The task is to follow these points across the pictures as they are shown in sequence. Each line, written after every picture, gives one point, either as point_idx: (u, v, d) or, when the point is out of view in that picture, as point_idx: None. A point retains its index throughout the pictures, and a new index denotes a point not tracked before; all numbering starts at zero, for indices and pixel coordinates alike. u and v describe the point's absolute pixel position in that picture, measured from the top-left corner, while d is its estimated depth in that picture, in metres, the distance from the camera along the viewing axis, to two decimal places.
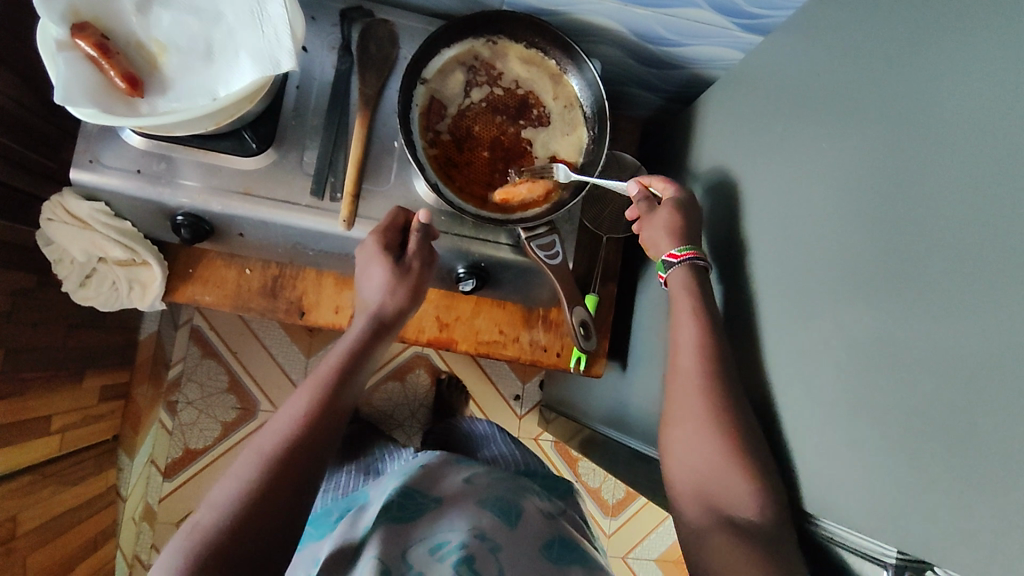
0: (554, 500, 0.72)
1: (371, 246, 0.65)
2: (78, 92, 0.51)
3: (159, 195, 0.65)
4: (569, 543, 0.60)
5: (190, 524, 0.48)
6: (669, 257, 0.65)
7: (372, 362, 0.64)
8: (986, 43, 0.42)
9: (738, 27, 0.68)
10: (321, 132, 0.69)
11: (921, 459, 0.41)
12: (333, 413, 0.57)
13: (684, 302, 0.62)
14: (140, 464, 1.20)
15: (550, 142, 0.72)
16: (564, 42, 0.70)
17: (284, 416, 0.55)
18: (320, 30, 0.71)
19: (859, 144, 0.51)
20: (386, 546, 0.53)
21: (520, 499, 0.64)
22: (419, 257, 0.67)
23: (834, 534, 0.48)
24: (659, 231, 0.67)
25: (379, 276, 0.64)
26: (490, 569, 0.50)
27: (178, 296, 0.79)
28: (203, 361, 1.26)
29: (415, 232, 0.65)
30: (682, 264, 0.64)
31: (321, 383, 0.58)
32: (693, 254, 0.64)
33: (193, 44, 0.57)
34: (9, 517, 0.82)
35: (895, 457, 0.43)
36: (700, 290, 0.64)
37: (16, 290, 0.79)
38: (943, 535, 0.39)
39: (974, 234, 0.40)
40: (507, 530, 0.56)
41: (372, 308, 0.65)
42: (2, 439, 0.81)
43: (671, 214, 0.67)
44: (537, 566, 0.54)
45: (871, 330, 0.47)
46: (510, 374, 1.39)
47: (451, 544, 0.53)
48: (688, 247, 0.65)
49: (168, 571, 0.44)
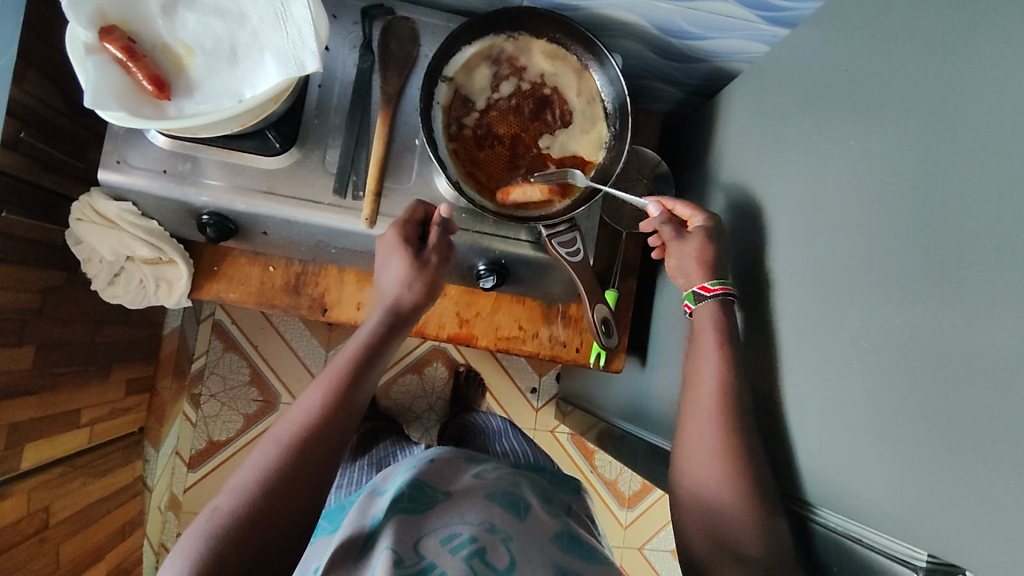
0: (559, 493, 0.73)
1: (391, 238, 0.65)
2: (108, 96, 0.52)
3: (185, 195, 0.66)
4: (576, 536, 0.60)
5: (208, 509, 0.49)
6: (700, 290, 0.65)
7: (388, 356, 0.63)
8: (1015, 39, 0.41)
9: (763, 20, 0.67)
10: (343, 131, 0.69)
11: (935, 462, 0.42)
12: (350, 406, 0.56)
13: (710, 329, 0.63)
14: (165, 455, 1.22)
15: (569, 143, 0.72)
16: (586, 38, 0.70)
17: (302, 406, 0.55)
18: (341, 28, 0.71)
19: (884, 142, 0.51)
20: (399, 536, 0.53)
21: (525, 493, 0.64)
22: (437, 252, 0.66)
23: (856, 532, 0.48)
24: (689, 262, 0.67)
25: (398, 269, 0.64)
26: (502, 559, 0.50)
27: (204, 294, 0.80)
28: (225, 355, 1.27)
29: (433, 226, 0.66)
30: (713, 299, 0.64)
31: (340, 376, 0.58)
32: (725, 288, 0.64)
33: (217, 45, 0.57)
34: (43, 507, 0.85)
35: (913, 459, 0.43)
36: (725, 310, 0.64)
37: (46, 287, 0.80)
38: (961, 539, 0.39)
39: (1006, 232, 0.39)
40: (518, 522, 0.57)
41: (389, 300, 0.64)
42: (37, 431, 0.83)
43: (701, 245, 0.66)
44: (550, 553, 0.54)
45: (898, 331, 0.46)
46: (527, 367, 1.40)
47: (462, 537, 0.53)
48: (719, 281, 0.65)
49: (188, 556, 0.45)
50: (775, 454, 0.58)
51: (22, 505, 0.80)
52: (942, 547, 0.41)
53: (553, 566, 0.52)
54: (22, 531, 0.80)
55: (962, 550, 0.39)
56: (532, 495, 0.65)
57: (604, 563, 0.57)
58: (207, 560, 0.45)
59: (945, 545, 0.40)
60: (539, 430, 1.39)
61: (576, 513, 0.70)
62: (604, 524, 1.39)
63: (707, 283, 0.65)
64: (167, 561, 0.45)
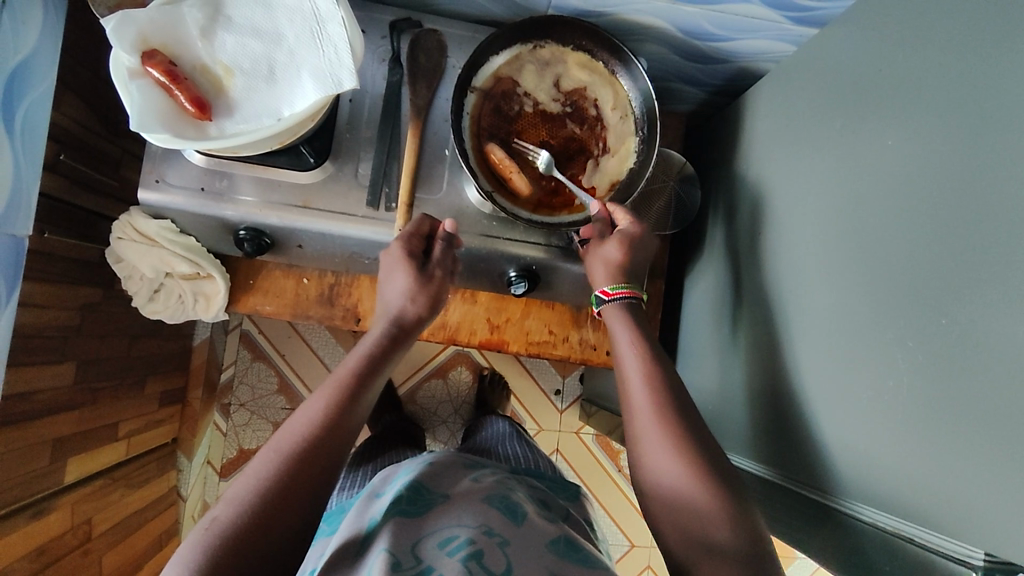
0: (558, 500, 0.72)
1: (396, 251, 0.65)
2: (152, 120, 0.53)
3: (222, 212, 0.67)
4: (575, 542, 0.57)
5: (207, 518, 0.47)
6: (601, 294, 0.67)
7: (389, 368, 0.62)
8: None
9: (789, 20, 0.68)
10: (374, 143, 0.71)
11: (983, 461, 0.41)
12: (352, 417, 0.55)
13: (623, 333, 0.64)
14: (197, 465, 1.24)
15: (598, 170, 0.72)
16: (614, 45, 0.71)
17: (303, 415, 0.54)
18: (371, 43, 0.72)
19: (916, 138, 0.50)
20: (396, 539, 0.52)
21: (520, 499, 0.63)
22: (442, 266, 0.66)
23: (908, 532, 0.47)
24: (598, 265, 0.68)
25: (402, 283, 0.64)
26: (498, 562, 0.49)
27: (240, 306, 0.81)
28: (253, 364, 1.28)
29: (439, 241, 0.66)
30: (613, 302, 0.66)
31: (341, 386, 0.56)
32: (625, 292, 0.66)
33: (256, 64, 0.58)
34: (85, 520, 0.87)
35: (959, 461, 0.43)
36: (635, 313, 0.66)
37: (85, 304, 0.82)
38: (1013, 537, 0.39)
39: None
40: (514, 526, 0.55)
41: (391, 312, 0.64)
42: (78, 446, 0.85)
43: (619, 250, 0.67)
44: (546, 559, 0.52)
45: (941, 329, 0.46)
46: (550, 369, 1.41)
47: (458, 539, 0.52)
48: (621, 285, 0.66)
49: (185, 565, 0.43)
50: (810, 454, 0.58)
51: (67, 518, 0.82)
52: (995, 546, 0.40)
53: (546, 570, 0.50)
54: (68, 543, 0.82)
55: (1014, 549, 0.39)
56: (528, 501, 0.64)
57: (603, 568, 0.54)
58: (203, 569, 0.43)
59: (997, 543, 0.40)
60: (564, 432, 1.40)
61: (574, 520, 0.69)
62: (631, 525, 1.39)
63: (609, 287, 0.67)
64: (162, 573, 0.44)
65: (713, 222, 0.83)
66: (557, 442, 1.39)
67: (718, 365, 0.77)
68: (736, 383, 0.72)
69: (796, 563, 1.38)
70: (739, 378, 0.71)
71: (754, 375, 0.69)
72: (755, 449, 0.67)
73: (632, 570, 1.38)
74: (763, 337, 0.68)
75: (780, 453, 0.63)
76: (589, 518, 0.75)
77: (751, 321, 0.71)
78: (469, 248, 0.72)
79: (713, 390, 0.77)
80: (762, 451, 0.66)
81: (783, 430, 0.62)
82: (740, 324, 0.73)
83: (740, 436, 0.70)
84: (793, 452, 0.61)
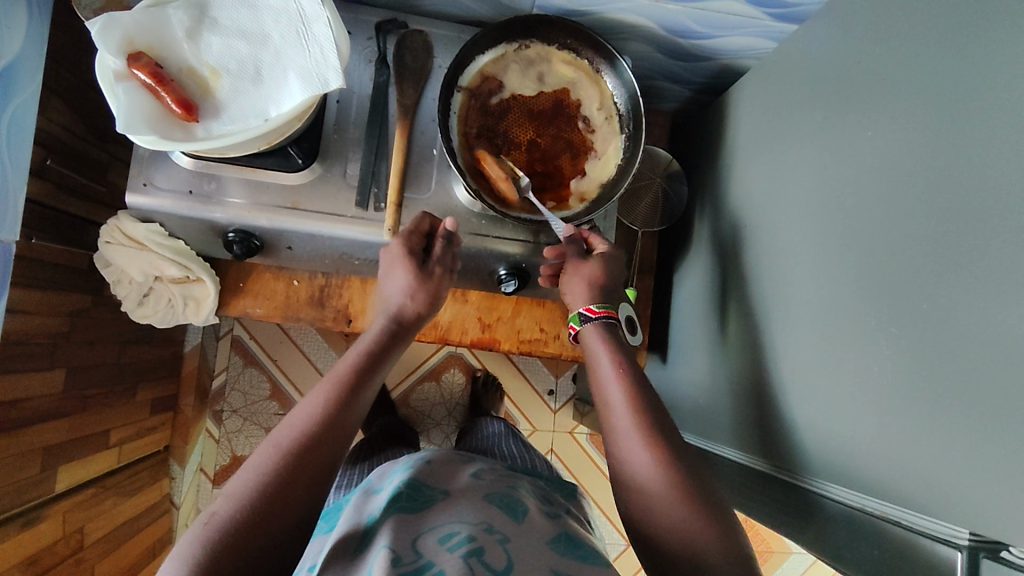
0: (556, 496, 0.72)
1: (396, 249, 0.65)
2: (138, 121, 0.53)
3: (210, 214, 0.67)
4: (575, 539, 0.58)
5: (207, 513, 0.47)
6: (585, 312, 0.68)
7: (389, 365, 0.62)
8: (1014, 21, 0.42)
9: (770, 16, 0.69)
10: (362, 143, 0.71)
11: (968, 441, 0.41)
12: (352, 413, 0.55)
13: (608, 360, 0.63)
14: (190, 472, 1.23)
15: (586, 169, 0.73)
16: (597, 42, 0.71)
17: (302, 411, 0.54)
18: (357, 44, 0.73)
19: (894, 128, 0.51)
20: (397, 535, 0.52)
21: (523, 496, 0.63)
22: (442, 264, 0.66)
23: (897, 516, 0.47)
24: (577, 283, 0.69)
25: (402, 280, 0.64)
26: (500, 559, 0.49)
27: (231, 310, 0.81)
28: (245, 370, 1.27)
29: (439, 238, 0.66)
30: (596, 321, 0.67)
31: (340, 382, 0.56)
32: (608, 312, 0.67)
33: (242, 66, 0.59)
34: (77, 529, 0.86)
35: (944, 443, 0.43)
36: (615, 336, 0.67)
37: (74, 311, 0.82)
38: (999, 516, 0.39)
39: (1016, 209, 0.40)
40: (514, 524, 0.55)
41: (390, 307, 0.64)
42: (69, 454, 0.84)
43: (599, 268, 0.69)
44: (547, 557, 0.52)
45: (925, 315, 0.46)
46: (543, 369, 1.41)
47: (459, 536, 0.51)
48: (603, 304, 0.68)
49: (184, 560, 0.43)
50: (799, 443, 0.59)
51: (59, 527, 0.82)
52: (979, 527, 0.41)
53: (549, 567, 0.50)
54: (59, 552, 0.81)
55: (1001, 527, 0.39)
56: (528, 497, 0.64)
57: (603, 563, 0.55)
58: (203, 563, 0.43)
59: (983, 522, 0.40)
60: (558, 432, 1.40)
61: (574, 514, 0.69)
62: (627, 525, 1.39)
63: (593, 305, 0.68)
64: (162, 567, 0.44)
65: (700, 218, 0.84)
66: (551, 442, 1.39)
67: (708, 359, 0.77)
68: (725, 376, 0.73)
69: (792, 558, 1.38)
70: (728, 371, 0.72)
71: (743, 367, 0.69)
72: (744, 440, 0.67)
73: (630, 568, 1.38)
74: (750, 329, 0.69)
75: (769, 443, 0.63)
76: (587, 515, 0.76)
77: (738, 314, 0.71)
78: (460, 247, 0.72)
79: (703, 384, 0.78)
80: (751, 442, 0.66)
81: (770, 420, 0.63)
82: (728, 317, 0.74)
83: (731, 429, 0.71)
84: (781, 442, 0.61)
